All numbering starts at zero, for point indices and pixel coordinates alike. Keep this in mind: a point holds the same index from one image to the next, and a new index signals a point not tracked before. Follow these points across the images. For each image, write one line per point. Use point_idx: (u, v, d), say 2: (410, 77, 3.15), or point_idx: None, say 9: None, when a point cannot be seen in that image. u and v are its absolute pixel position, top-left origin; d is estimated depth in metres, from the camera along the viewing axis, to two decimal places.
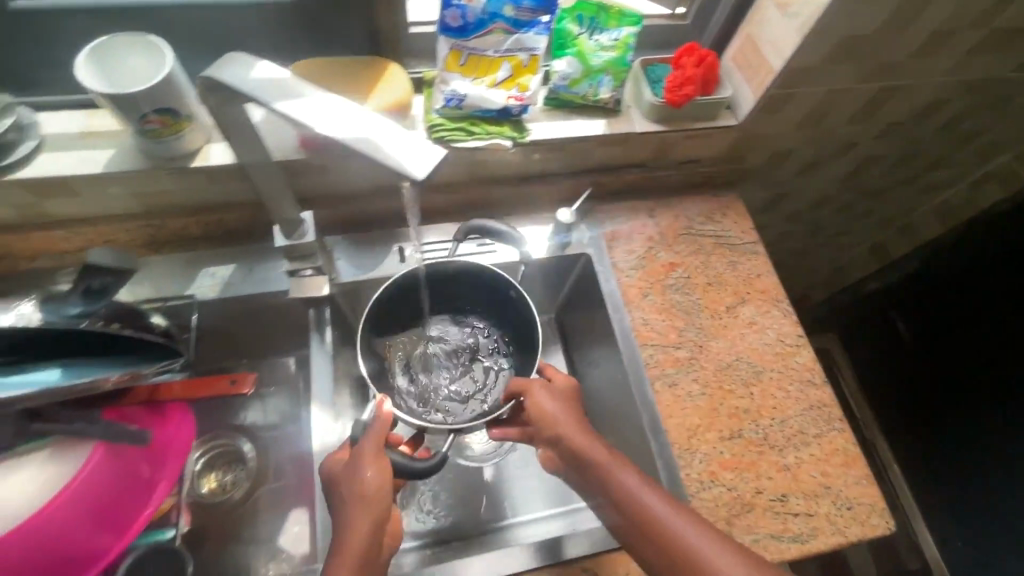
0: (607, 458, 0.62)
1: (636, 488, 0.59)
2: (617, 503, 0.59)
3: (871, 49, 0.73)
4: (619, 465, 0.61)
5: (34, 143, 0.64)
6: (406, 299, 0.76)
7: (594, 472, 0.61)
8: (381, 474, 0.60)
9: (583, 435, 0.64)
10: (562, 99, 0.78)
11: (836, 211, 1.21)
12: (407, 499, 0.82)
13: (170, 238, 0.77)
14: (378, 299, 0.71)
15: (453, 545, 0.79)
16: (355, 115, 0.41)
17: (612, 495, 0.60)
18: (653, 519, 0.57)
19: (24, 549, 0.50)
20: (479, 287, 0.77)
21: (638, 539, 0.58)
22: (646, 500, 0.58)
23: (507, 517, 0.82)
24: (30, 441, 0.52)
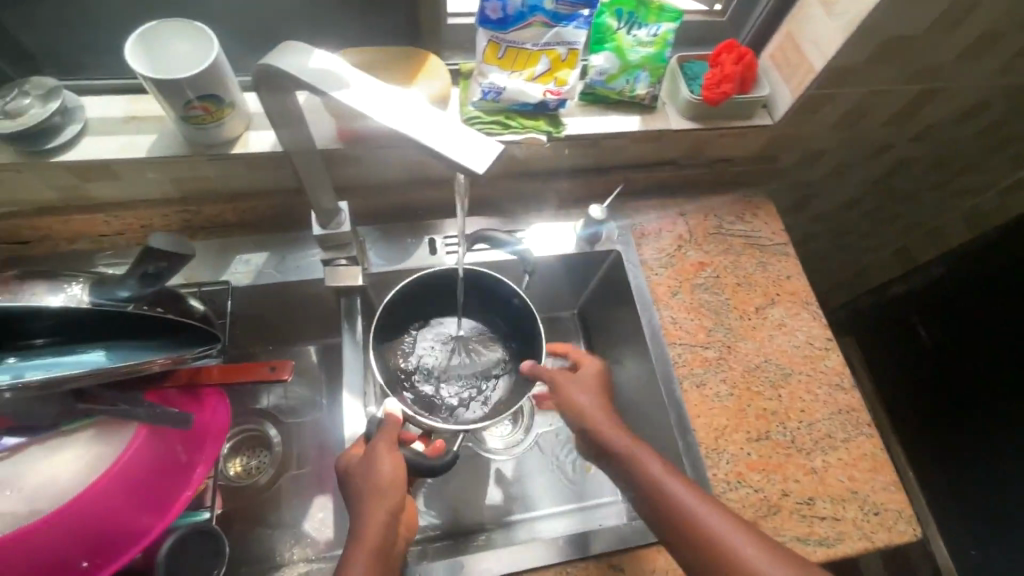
0: (636, 447, 0.63)
1: (664, 476, 0.60)
2: (643, 490, 0.60)
3: (915, 49, 0.72)
4: (647, 455, 0.63)
5: (79, 127, 0.65)
6: (424, 297, 0.75)
7: (621, 463, 0.63)
8: (394, 468, 0.60)
9: (612, 425, 0.66)
10: (599, 94, 0.78)
11: (864, 214, 1.19)
12: (417, 492, 0.82)
13: (205, 223, 0.78)
14: (390, 303, 0.71)
15: (472, 537, 0.80)
16: (412, 106, 0.42)
17: (639, 485, 0.61)
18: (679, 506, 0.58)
19: (69, 526, 0.52)
20: (486, 291, 0.75)
21: (663, 527, 0.59)
22: (672, 489, 0.59)
23: (522, 512, 0.83)
24: (75, 422, 0.54)
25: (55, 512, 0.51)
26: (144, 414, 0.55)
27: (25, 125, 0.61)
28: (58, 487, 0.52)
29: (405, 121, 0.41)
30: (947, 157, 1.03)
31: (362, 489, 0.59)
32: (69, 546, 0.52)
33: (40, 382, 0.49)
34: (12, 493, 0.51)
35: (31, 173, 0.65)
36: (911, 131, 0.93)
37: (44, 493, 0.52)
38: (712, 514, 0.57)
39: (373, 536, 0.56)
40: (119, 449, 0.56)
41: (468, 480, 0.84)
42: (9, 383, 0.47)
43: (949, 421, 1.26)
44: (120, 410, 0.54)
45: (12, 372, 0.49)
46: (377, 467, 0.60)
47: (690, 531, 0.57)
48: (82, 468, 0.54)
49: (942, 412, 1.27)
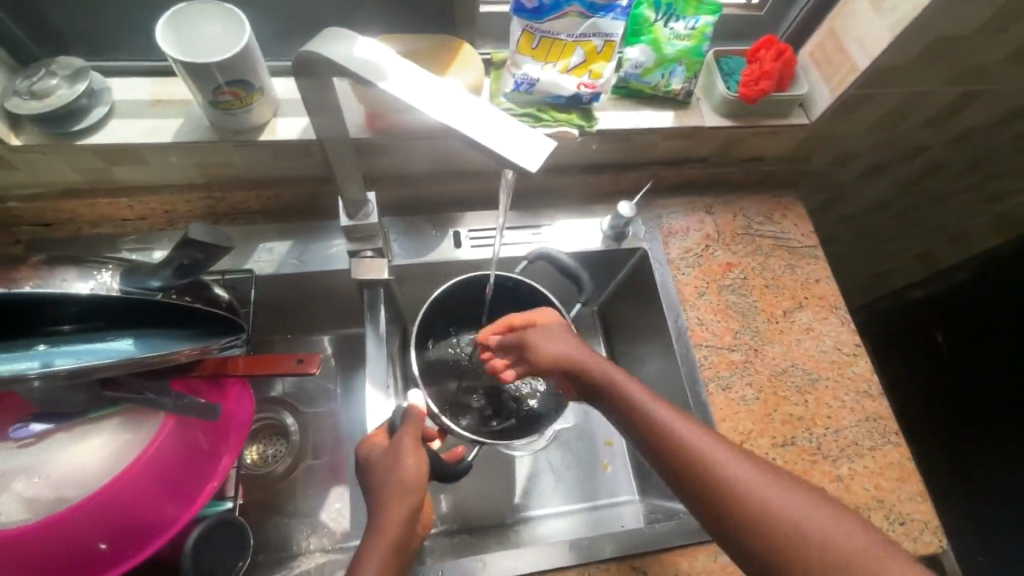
0: (640, 394, 0.59)
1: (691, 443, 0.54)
2: (650, 437, 0.56)
3: (962, 49, 0.70)
4: (653, 402, 0.58)
5: (105, 110, 0.64)
6: (466, 300, 0.77)
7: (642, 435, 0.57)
8: (417, 465, 0.58)
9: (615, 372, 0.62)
10: (633, 88, 0.76)
11: (891, 216, 1.17)
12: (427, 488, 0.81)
13: (228, 210, 0.77)
14: (440, 298, 0.73)
15: (484, 533, 0.79)
16: (463, 101, 0.41)
17: (646, 434, 0.56)
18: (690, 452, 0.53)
19: (100, 514, 0.52)
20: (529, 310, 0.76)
21: (683, 482, 0.53)
22: (683, 433, 0.55)
23: (533, 509, 0.82)
24: (102, 409, 0.53)
25: (83, 500, 0.51)
26: (172, 405, 0.55)
27: (52, 106, 0.60)
28: (87, 475, 0.52)
29: (456, 115, 0.40)
30: (982, 161, 1.00)
31: (386, 487, 0.56)
32: (97, 534, 0.52)
33: (69, 372, 0.48)
34: (41, 480, 0.51)
35: (55, 156, 0.65)
36: (948, 133, 0.91)
37: (71, 480, 0.51)
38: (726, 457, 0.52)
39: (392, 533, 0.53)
40: (147, 439, 0.55)
41: (484, 475, 0.83)
42: (39, 371, 0.47)
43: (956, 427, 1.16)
44: (147, 399, 0.53)
45: (42, 359, 0.48)
46: (402, 468, 0.57)
47: (704, 477, 0.52)
48: (110, 457, 0.53)
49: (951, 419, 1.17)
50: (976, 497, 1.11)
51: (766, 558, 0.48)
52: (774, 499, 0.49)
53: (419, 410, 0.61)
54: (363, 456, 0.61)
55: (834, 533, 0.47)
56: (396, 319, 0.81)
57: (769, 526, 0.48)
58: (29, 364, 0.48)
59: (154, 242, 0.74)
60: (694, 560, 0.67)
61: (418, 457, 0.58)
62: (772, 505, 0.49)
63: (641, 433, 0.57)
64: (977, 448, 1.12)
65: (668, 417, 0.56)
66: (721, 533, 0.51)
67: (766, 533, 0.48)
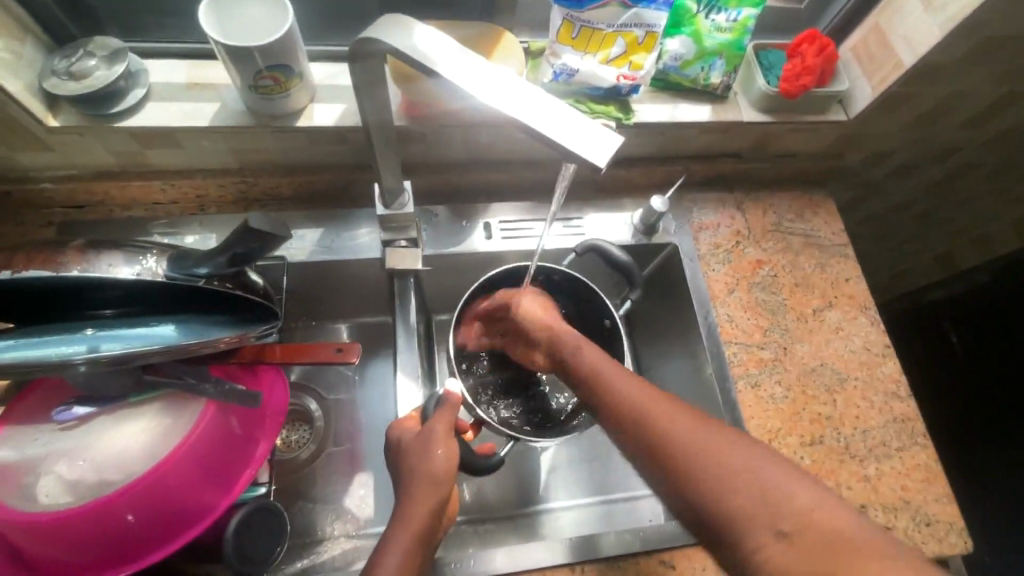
0: (609, 372, 0.58)
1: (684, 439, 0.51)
2: (617, 414, 0.55)
3: (1010, 49, 0.69)
4: (638, 391, 0.55)
5: (142, 92, 0.64)
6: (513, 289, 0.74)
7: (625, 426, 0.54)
8: (448, 459, 0.57)
9: (585, 351, 0.61)
10: (671, 80, 0.76)
11: (917, 216, 1.16)
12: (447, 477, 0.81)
13: (259, 196, 0.77)
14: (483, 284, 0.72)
15: (499, 524, 0.79)
16: (527, 92, 0.40)
17: (616, 410, 0.55)
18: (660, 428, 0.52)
19: (145, 498, 0.52)
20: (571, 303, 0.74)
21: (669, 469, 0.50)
22: (649, 411, 0.53)
23: (541, 502, 0.81)
24: (144, 393, 0.54)
25: (128, 484, 0.51)
26: (212, 391, 0.55)
27: (90, 87, 0.60)
28: (130, 459, 0.52)
29: (519, 107, 0.39)
30: (1015, 162, 0.99)
31: (413, 476, 0.56)
32: (141, 517, 0.52)
33: (115, 358, 0.48)
34: (83, 463, 0.51)
35: (91, 137, 0.64)
36: (984, 134, 0.90)
37: (113, 463, 0.52)
38: (695, 429, 0.51)
39: (417, 523, 0.53)
40: (188, 425, 0.55)
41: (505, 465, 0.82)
42: (86, 356, 0.47)
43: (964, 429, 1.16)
44: (188, 384, 0.54)
45: (89, 342, 0.48)
46: (433, 457, 0.57)
47: (671, 450, 0.51)
48: (151, 441, 0.53)
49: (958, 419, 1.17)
50: (987, 499, 1.10)
51: (737, 536, 0.46)
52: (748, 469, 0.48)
53: (453, 399, 0.60)
54: (395, 442, 0.61)
55: (809, 506, 0.45)
56: (421, 307, 0.81)
57: (742, 501, 0.47)
58: (76, 348, 0.47)
59: (183, 226, 0.73)
60: None
61: (448, 444, 0.58)
62: (741, 480, 0.47)
63: (611, 412, 0.55)
64: (990, 450, 1.11)
65: (638, 395, 0.55)
66: (690, 511, 0.49)
67: (732, 506, 0.47)
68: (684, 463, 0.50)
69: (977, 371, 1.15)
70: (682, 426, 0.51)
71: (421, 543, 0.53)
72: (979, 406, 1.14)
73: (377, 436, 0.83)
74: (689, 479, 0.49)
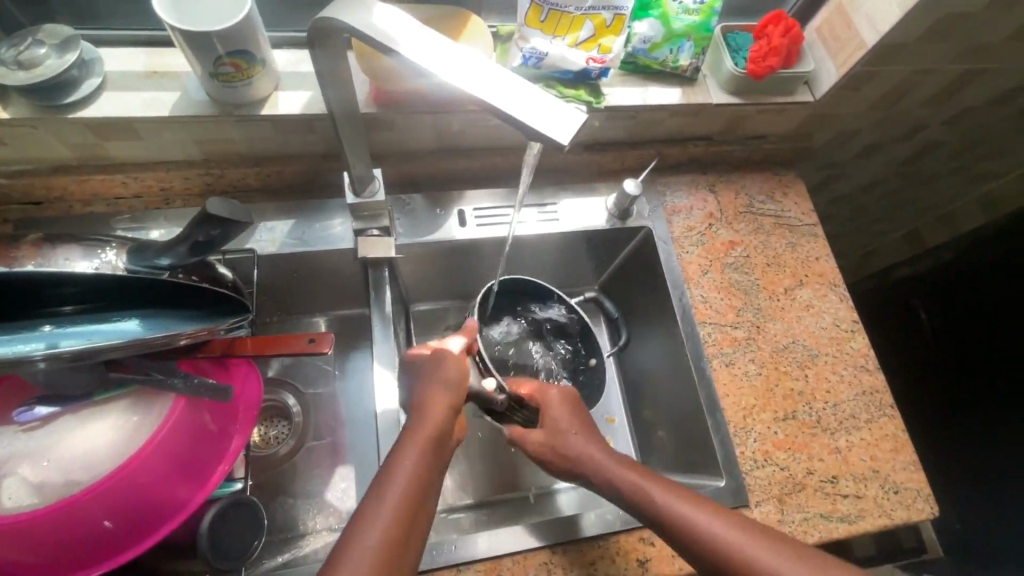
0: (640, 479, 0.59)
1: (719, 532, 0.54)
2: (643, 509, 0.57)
3: (966, 28, 0.71)
4: (653, 482, 0.59)
5: (97, 81, 0.62)
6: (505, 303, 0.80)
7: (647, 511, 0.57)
8: (461, 369, 0.63)
9: (603, 458, 0.62)
10: (639, 63, 0.76)
11: (883, 195, 1.19)
12: None
13: (227, 188, 0.75)
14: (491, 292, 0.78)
15: (484, 512, 0.79)
16: (492, 73, 0.40)
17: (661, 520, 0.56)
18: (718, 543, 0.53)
19: (113, 498, 0.51)
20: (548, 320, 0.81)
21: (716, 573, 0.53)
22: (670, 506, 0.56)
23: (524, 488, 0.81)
24: (110, 390, 0.52)
25: (93, 484, 0.50)
26: (181, 385, 0.54)
27: (41, 77, 0.58)
28: (97, 458, 0.51)
29: (481, 84, 0.39)
30: (976, 141, 1.02)
31: (430, 388, 0.60)
32: (111, 517, 0.52)
33: (75, 353, 0.47)
34: (47, 464, 0.49)
35: (45, 130, 0.62)
36: (945, 113, 0.92)
37: (80, 464, 0.50)
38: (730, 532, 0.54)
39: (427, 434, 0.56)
40: (156, 422, 0.54)
41: (485, 453, 0.82)
42: (45, 352, 0.45)
43: (937, 410, 1.16)
44: (155, 380, 0.53)
45: (47, 340, 0.47)
46: (448, 366, 0.62)
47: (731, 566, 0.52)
48: (120, 440, 0.52)
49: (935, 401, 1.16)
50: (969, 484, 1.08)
51: None
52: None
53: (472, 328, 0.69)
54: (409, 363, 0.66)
55: None
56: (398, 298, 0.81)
57: None
58: (34, 345, 0.46)
59: (148, 221, 0.71)
60: None
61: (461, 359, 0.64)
62: None
63: (639, 506, 0.58)
64: (971, 441, 1.09)
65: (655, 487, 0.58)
66: None
67: None
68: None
69: (959, 354, 1.13)
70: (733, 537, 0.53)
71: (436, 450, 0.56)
72: (940, 388, 1.16)
73: (357, 428, 0.82)
74: None
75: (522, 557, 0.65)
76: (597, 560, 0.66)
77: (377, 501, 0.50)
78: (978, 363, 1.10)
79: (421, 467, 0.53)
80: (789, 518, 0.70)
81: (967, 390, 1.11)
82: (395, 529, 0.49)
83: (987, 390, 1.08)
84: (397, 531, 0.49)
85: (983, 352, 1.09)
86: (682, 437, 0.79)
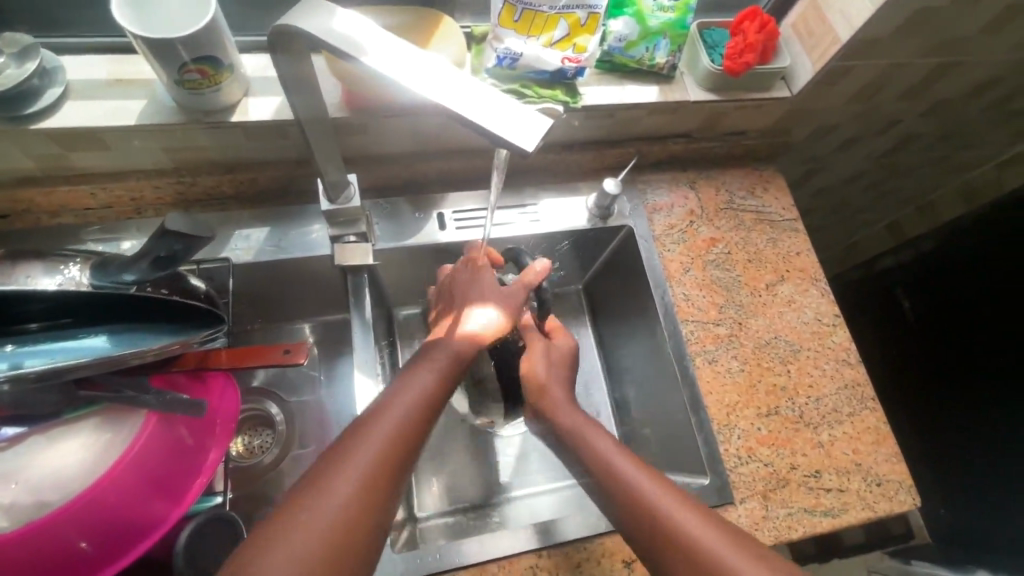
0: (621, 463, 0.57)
1: (697, 529, 0.51)
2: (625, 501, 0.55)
3: (939, 22, 0.71)
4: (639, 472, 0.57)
5: (60, 90, 0.60)
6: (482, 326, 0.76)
7: (627, 500, 0.55)
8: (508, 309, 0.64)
9: (594, 437, 0.61)
10: (616, 62, 0.75)
11: (865, 187, 1.20)
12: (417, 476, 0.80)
13: (201, 196, 0.74)
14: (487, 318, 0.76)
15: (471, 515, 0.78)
16: (456, 79, 0.40)
17: (628, 505, 0.55)
18: (691, 539, 0.51)
19: (85, 519, 0.50)
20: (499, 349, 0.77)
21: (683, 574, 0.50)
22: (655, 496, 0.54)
23: (513, 490, 0.81)
24: (78, 409, 0.51)
25: (64, 505, 0.49)
26: (154, 401, 0.53)
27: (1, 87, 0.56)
28: (71, 476, 0.50)
29: (446, 92, 0.39)
30: (953, 132, 1.03)
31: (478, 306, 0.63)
32: (84, 537, 0.51)
33: (38, 374, 0.46)
34: (16, 486, 0.48)
35: (7, 141, 0.61)
36: (922, 106, 0.93)
37: (50, 485, 0.49)
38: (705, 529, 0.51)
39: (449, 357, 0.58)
40: (128, 440, 0.53)
41: (472, 458, 0.82)
42: (7, 374, 0.44)
43: (922, 400, 1.17)
44: (126, 397, 0.51)
45: (11, 360, 0.46)
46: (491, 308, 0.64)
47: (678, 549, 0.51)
48: (92, 458, 0.51)
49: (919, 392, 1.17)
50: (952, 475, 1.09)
51: None
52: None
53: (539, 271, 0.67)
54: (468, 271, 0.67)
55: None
56: (380, 303, 0.80)
57: None
58: None
59: (120, 232, 0.70)
60: None
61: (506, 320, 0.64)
62: None
63: (618, 498, 0.56)
64: (956, 431, 1.09)
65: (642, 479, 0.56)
66: None
67: None
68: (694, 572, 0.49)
69: (943, 343, 1.13)
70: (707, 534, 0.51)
71: (445, 388, 0.57)
72: (922, 378, 1.17)
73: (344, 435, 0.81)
74: None
75: (508, 562, 0.65)
76: (582, 562, 0.66)
77: (363, 445, 0.49)
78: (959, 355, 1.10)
79: (431, 396, 0.55)
80: (773, 513, 0.70)
81: (949, 382, 1.11)
82: (382, 464, 0.48)
83: (966, 384, 1.08)
84: (386, 474, 0.48)
85: (966, 345, 1.09)
86: (668, 435, 0.79)
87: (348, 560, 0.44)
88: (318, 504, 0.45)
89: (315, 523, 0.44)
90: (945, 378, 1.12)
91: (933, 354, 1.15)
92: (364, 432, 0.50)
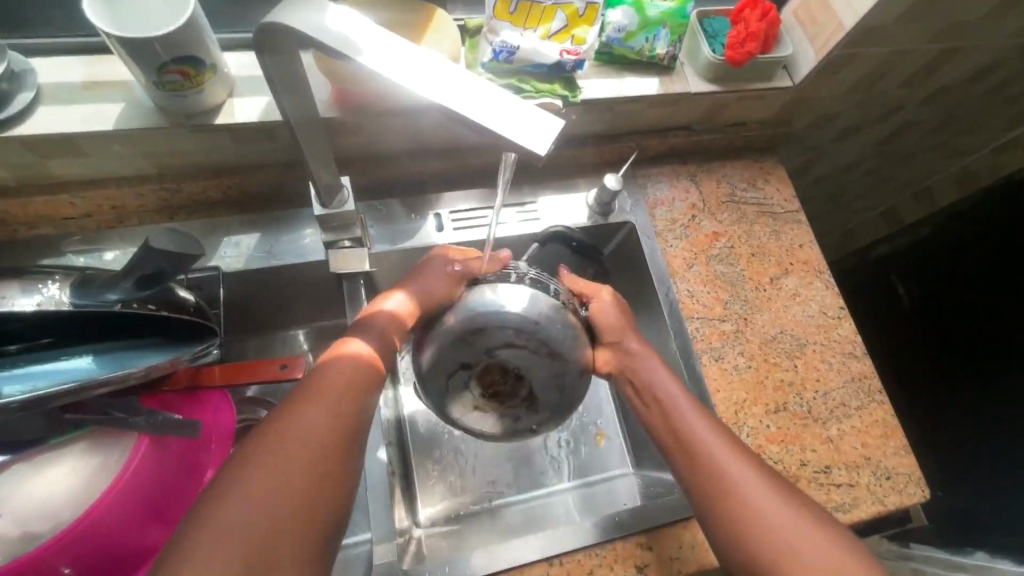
0: (679, 400, 0.60)
1: (745, 480, 0.54)
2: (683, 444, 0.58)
3: (944, 8, 0.70)
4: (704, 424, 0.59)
5: (31, 95, 0.57)
6: (495, 333, 0.53)
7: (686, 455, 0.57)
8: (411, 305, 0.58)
9: (659, 378, 0.62)
10: (615, 54, 0.73)
11: (863, 174, 1.19)
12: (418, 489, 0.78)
13: (186, 202, 0.70)
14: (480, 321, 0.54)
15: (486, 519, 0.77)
16: (461, 79, 0.37)
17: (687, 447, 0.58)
18: (735, 485, 0.54)
19: (79, 548, 0.48)
20: (533, 365, 0.54)
21: (728, 522, 0.53)
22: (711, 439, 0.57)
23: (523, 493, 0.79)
24: (64, 434, 0.48)
25: (55, 536, 0.46)
26: (144, 424, 0.50)
27: None
28: (59, 506, 0.47)
29: (450, 93, 0.37)
30: (951, 119, 1.02)
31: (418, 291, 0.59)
32: (77, 567, 0.49)
33: (20, 403, 0.43)
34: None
35: None
36: (922, 93, 0.92)
37: (37, 514, 0.46)
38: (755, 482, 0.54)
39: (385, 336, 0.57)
40: (120, 464, 0.50)
41: (475, 464, 0.80)
42: None
43: (921, 387, 1.17)
44: (115, 420, 0.49)
45: None
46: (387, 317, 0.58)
47: (717, 484, 0.55)
48: (79, 486, 0.48)
49: (918, 379, 1.17)
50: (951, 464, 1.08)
51: None
52: (802, 545, 0.51)
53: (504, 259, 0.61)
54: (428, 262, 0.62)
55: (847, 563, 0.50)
56: None
57: (799, 553, 0.50)
58: None
59: (101, 242, 0.67)
60: (696, 532, 0.67)
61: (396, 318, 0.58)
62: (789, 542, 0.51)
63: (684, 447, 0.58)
64: (954, 415, 1.09)
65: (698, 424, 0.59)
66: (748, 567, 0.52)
67: None
68: (723, 506, 0.54)
69: (942, 325, 1.13)
70: (749, 482, 0.54)
71: (372, 373, 0.55)
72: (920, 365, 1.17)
73: None
74: (759, 534, 0.52)
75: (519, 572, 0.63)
76: (594, 569, 0.64)
77: (305, 416, 0.49)
78: (959, 337, 1.09)
79: (365, 372, 0.54)
80: None
81: (941, 363, 1.13)
82: (329, 434, 0.49)
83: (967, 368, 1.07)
84: (327, 448, 0.48)
85: (966, 333, 1.08)
86: None
87: (314, 520, 0.46)
88: (251, 491, 0.44)
89: (266, 497, 0.45)
90: (942, 360, 1.13)
91: (931, 340, 1.15)
92: (299, 409, 0.50)
